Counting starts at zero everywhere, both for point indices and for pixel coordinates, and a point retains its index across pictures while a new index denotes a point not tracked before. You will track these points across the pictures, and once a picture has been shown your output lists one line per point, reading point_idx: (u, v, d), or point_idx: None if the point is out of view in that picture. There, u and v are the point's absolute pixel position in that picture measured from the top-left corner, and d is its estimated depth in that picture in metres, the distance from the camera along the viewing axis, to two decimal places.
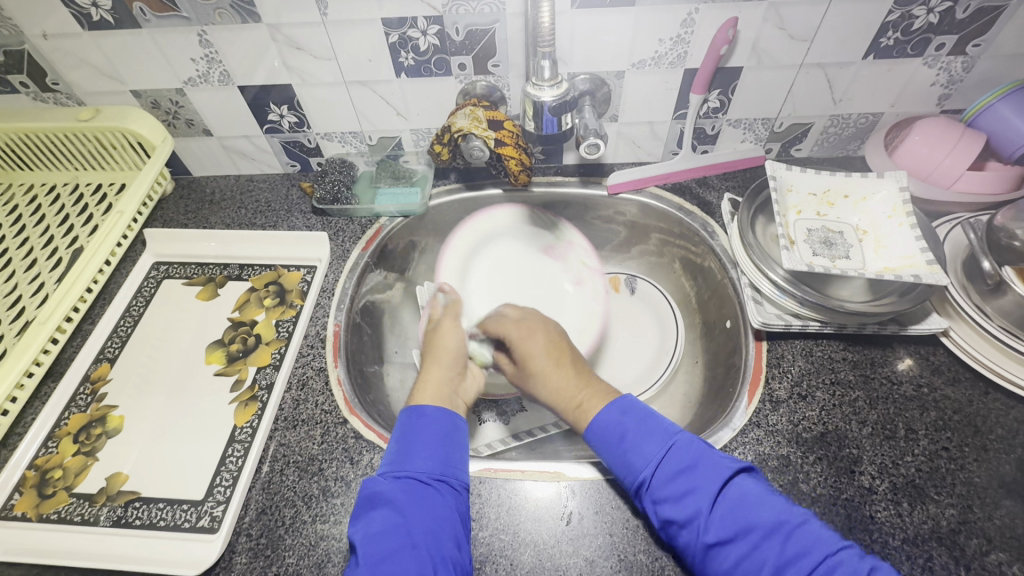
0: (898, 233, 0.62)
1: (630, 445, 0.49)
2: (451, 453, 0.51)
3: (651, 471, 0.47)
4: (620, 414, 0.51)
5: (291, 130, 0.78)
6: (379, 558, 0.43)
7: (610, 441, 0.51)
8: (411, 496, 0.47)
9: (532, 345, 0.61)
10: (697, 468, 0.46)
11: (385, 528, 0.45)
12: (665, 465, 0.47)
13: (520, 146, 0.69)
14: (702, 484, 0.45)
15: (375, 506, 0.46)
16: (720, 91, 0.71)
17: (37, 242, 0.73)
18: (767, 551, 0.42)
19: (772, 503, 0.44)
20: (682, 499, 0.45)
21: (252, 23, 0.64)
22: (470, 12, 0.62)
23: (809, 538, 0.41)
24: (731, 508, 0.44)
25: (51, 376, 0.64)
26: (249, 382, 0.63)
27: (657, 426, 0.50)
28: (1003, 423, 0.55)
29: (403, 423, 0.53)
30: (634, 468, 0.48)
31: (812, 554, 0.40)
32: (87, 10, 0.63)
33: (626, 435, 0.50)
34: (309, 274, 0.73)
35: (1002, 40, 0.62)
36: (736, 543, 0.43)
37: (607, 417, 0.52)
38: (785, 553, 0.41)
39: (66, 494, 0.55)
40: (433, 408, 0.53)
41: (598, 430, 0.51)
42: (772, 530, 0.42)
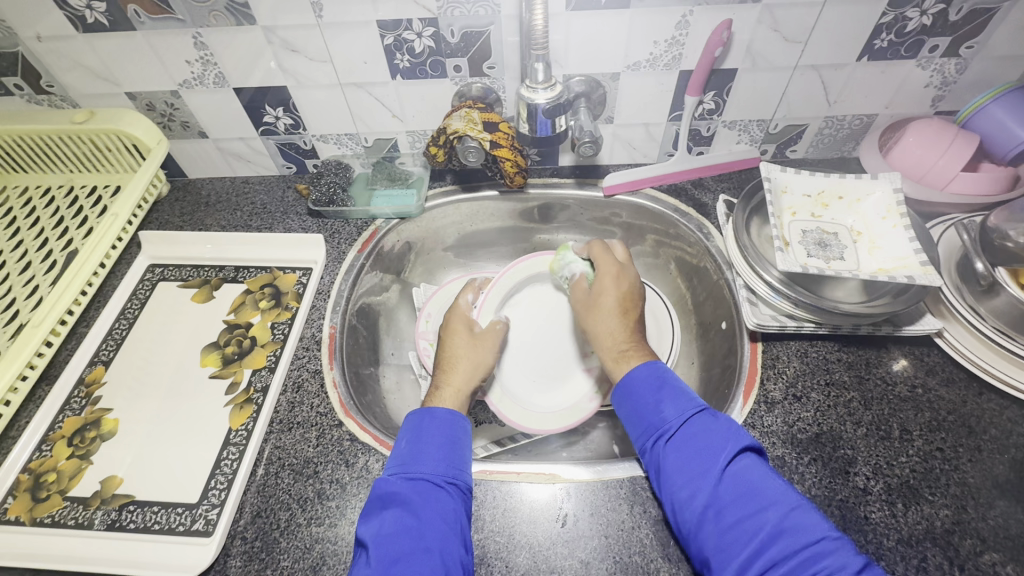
0: (892, 234, 0.62)
1: (663, 396, 0.52)
2: (459, 456, 0.52)
3: (677, 425, 0.50)
4: (661, 370, 0.54)
5: (286, 132, 0.78)
6: (392, 560, 0.44)
7: (646, 389, 0.53)
8: (421, 496, 0.48)
9: (613, 287, 0.62)
10: (719, 432, 0.48)
11: (398, 530, 0.45)
12: (690, 425, 0.50)
13: (515, 148, 0.70)
14: (720, 446, 0.47)
15: (387, 506, 0.47)
16: (715, 93, 0.71)
17: (32, 245, 0.73)
18: (767, 518, 0.43)
19: (778, 483, 0.45)
20: (699, 453, 0.48)
21: (247, 25, 0.64)
22: (465, 14, 0.62)
23: (807, 519, 0.43)
24: (743, 472, 0.46)
25: (45, 379, 0.64)
26: (245, 384, 0.63)
27: (688, 390, 0.53)
28: (997, 423, 0.55)
29: (414, 423, 0.54)
30: (662, 417, 0.51)
31: (809, 532, 0.41)
32: (81, 12, 0.63)
33: (663, 386, 0.53)
34: (305, 277, 0.73)
35: (996, 42, 0.63)
36: (739, 505, 0.44)
37: (654, 367, 0.55)
38: (784, 522, 0.42)
39: (60, 498, 0.55)
40: (444, 412, 0.55)
41: (641, 373, 0.55)
42: (776, 502, 0.44)
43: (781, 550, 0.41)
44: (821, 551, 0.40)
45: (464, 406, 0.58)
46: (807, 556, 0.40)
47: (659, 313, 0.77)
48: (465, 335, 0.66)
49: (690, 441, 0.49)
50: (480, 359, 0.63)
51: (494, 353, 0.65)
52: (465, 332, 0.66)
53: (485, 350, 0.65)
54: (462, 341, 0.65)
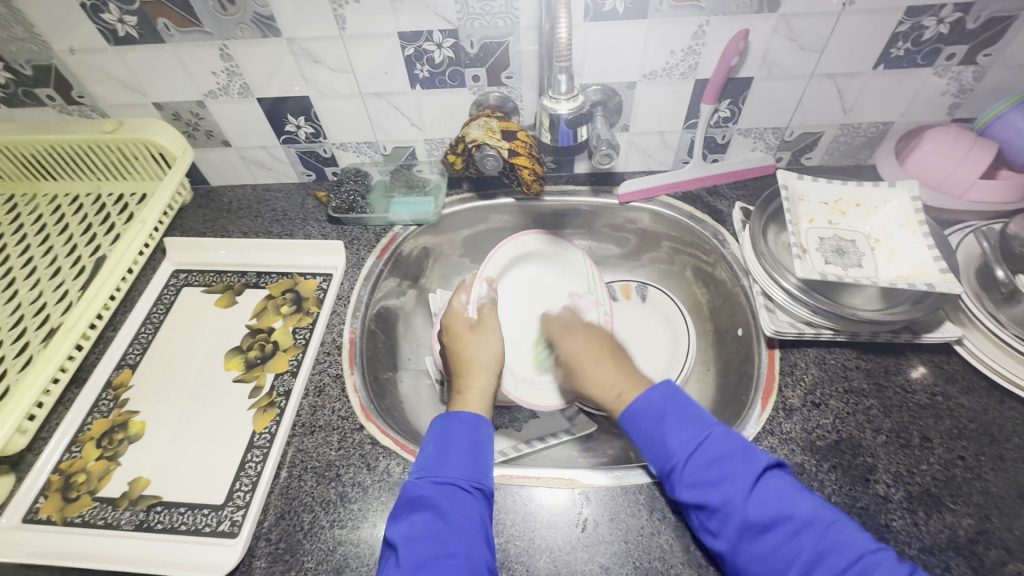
0: (911, 242, 0.62)
1: (666, 430, 0.52)
2: (484, 460, 0.53)
3: (687, 455, 0.50)
4: (663, 398, 0.55)
5: (307, 141, 0.80)
6: (419, 563, 0.44)
7: (648, 424, 0.54)
8: (449, 500, 0.48)
9: (576, 347, 0.67)
10: (734, 459, 0.48)
11: (428, 532, 0.46)
12: (702, 453, 0.49)
13: (533, 156, 0.71)
14: (738, 470, 0.47)
15: (417, 509, 0.48)
16: (731, 101, 0.71)
17: (61, 251, 0.75)
18: (803, 542, 0.43)
19: (806, 498, 0.46)
20: (718, 484, 0.47)
21: (272, 37, 0.65)
22: (485, 25, 0.63)
23: (845, 535, 0.43)
24: (769, 497, 0.46)
25: (75, 382, 0.66)
26: (268, 388, 0.64)
27: (697, 414, 0.53)
28: (1019, 432, 0.55)
29: (440, 427, 0.55)
30: (670, 450, 0.51)
31: (849, 549, 0.42)
32: (113, 26, 0.65)
33: (666, 417, 0.53)
34: (325, 282, 0.74)
35: (1013, 50, 0.63)
36: (774, 530, 0.44)
37: (650, 399, 0.55)
38: (822, 543, 0.43)
39: (90, 499, 0.56)
40: (470, 416, 0.56)
41: (638, 408, 0.55)
42: (808, 523, 0.44)
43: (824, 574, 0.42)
44: (864, 568, 0.41)
45: (488, 407, 0.60)
46: (853, 574, 0.41)
47: (675, 320, 0.78)
48: (467, 335, 0.66)
49: (709, 471, 0.48)
50: (486, 353, 0.65)
51: (496, 339, 0.67)
52: (465, 331, 0.67)
53: (490, 340, 0.66)
54: (466, 339, 0.66)
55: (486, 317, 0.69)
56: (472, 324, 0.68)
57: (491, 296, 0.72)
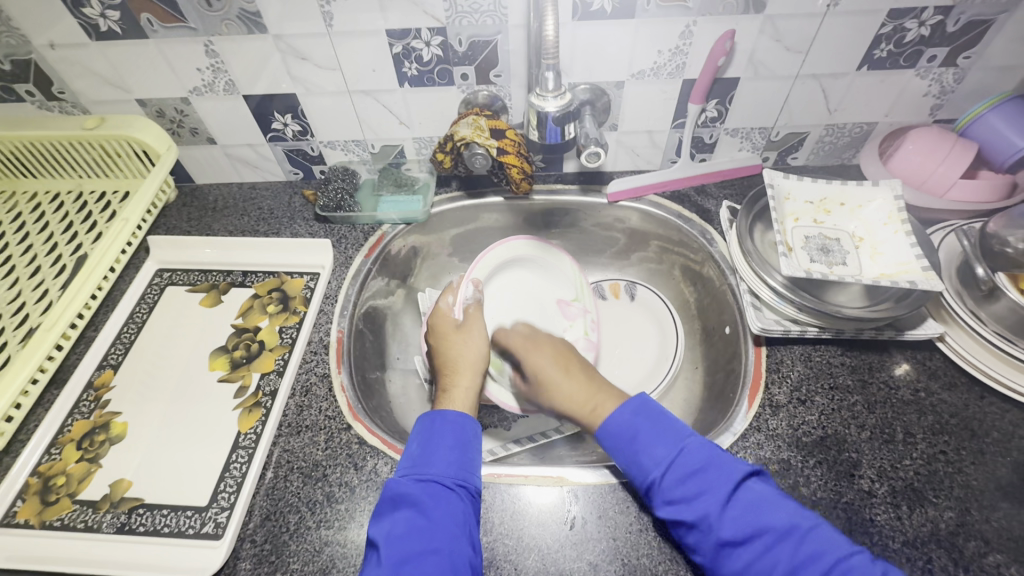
0: (894, 240, 0.63)
1: (640, 446, 0.51)
2: (469, 459, 0.52)
3: (661, 473, 0.49)
4: (631, 415, 0.53)
5: (294, 139, 0.79)
6: (401, 560, 0.44)
7: (623, 442, 0.52)
8: (432, 498, 0.48)
9: (539, 358, 0.65)
10: (708, 471, 0.47)
11: (409, 530, 0.46)
12: (677, 468, 0.48)
13: (522, 154, 0.71)
14: (712, 485, 0.47)
15: (400, 507, 0.47)
16: (718, 101, 0.72)
17: (41, 249, 0.74)
18: (780, 553, 0.43)
19: (782, 508, 0.45)
20: (693, 498, 0.46)
21: (258, 33, 0.65)
22: (473, 23, 0.63)
23: (821, 542, 0.43)
24: (744, 509, 0.45)
25: (55, 383, 0.64)
26: (253, 388, 0.63)
27: (670, 429, 0.51)
28: (999, 427, 0.55)
29: (425, 425, 0.54)
30: (645, 468, 0.50)
31: (825, 557, 0.42)
32: (95, 21, 0.64)
33: (637, 437, 0.52)
34: (312, 281, 0.74)
35: (991, 52, 0.64)
36: (750, 544, 0.44)
37: (619, 419, 0.54)
38: (797, 555, 0.42)
39: (69, 502, 0.55)
40: (455, 415, 0.55)
41: (611, 430, 0.54)
42: (783, 534, 0.43)
43: None
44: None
45: (472, 408, 0.59)
46: None
47: (664, 319, 0.79)
48: (454, 335, 0.66)
49: (684, 486, 0.47)
50: (469, 354, 0.64)
51: (482, 341, 0.66)
52: (451, 332, 0.66)
53: (476, 339, 0.66)
54: (452, 338, 0.65)
55: (471, 318, 0.69)
56: (458, 325, 0.67)
57: (477, 298, 0.72)
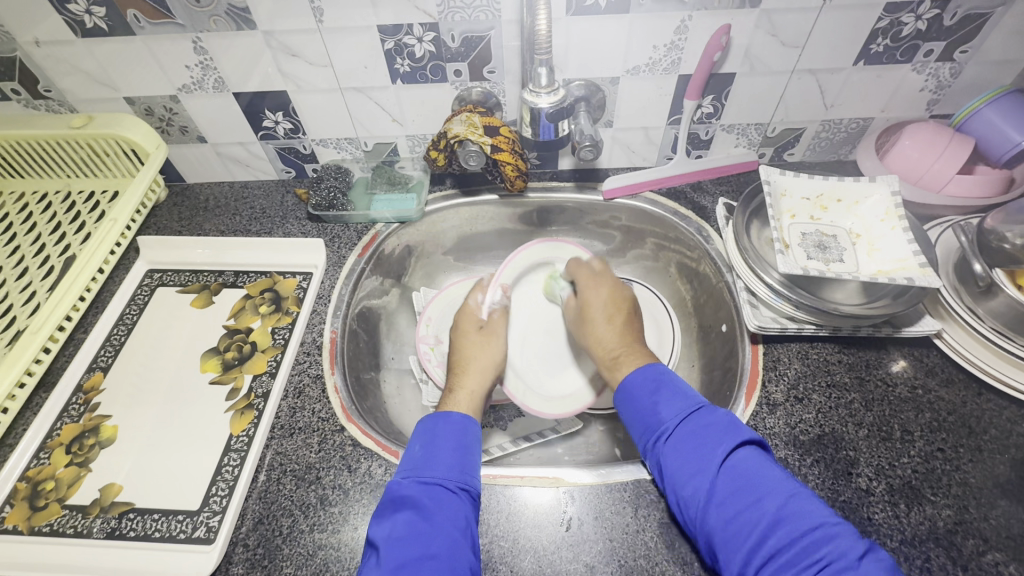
0: (891, 237, 0.62)
1: (659, 399, 0.53)
2: (471, 462, 0.52)
3: (674, 425, 0.51)
4: (658, 372, 0.56)
5: (286, 137, 0.78)
6: (399, 564, 0.43)
7: (642, 391, 0.55)
8: (432, 499, 0.48)
9: (595, 295, 0.68)
10: (716, 428, 0.49)
11: (409, 533, 0.45)
12: (686, 422, 0.50)
13: (516, 151, 0.70)
14: (715, 441, 0.48)
15: (400, 509, 0.47)
16: (714, 96, 0.71)
17: (29, 250, 0.73)
18: (766, 509, 0.43)
19: (779, 473, 0.46)
20: (696, 450, 0.48)
21: (247, 30, 0.64)
22: (465, 19, 0.62)
23: (808, 506, 0.43)
24: (741, 465, 0.46)
25: (43, 387, 0.63)
26: (245, 390, 0.62)
27: (688, 391, 0.53)
28: (997, 424, 0.55)
29: (427, 427, 0.54)
30: (659, 419, 0.52)
31: (810, 518, 0.42)
32: (80, 17, 0.62)
33: (661, 386, 0.54)
34: (305, 281, 0.73)
35: (989, 46, 0.64)
36: (741, 496, 0.44)
37: (643, 371, 0.56)
38: (783, 510, 0.43)
39: (58, 507, 0.54)
40: (459, 416, 0.55)
41: (635, 376, 0.56)
42: (774, 491, 0.44)
43: (778, 542, 0.42)
44: (819, 539, 0.41)
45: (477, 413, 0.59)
46: (810, 540, 0.41)
47: (661, 317, 0.78)
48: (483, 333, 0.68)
49: (690, 437, 0.49)
50: (488, 359, 0.65)
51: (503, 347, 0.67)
52: (472, 331, 0.68)
53: (495, 345, 0.66)
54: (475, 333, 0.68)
55: (494, 322, 0.70)
56: (481, 326, 0.69)
57: (503, 303, 0.72)
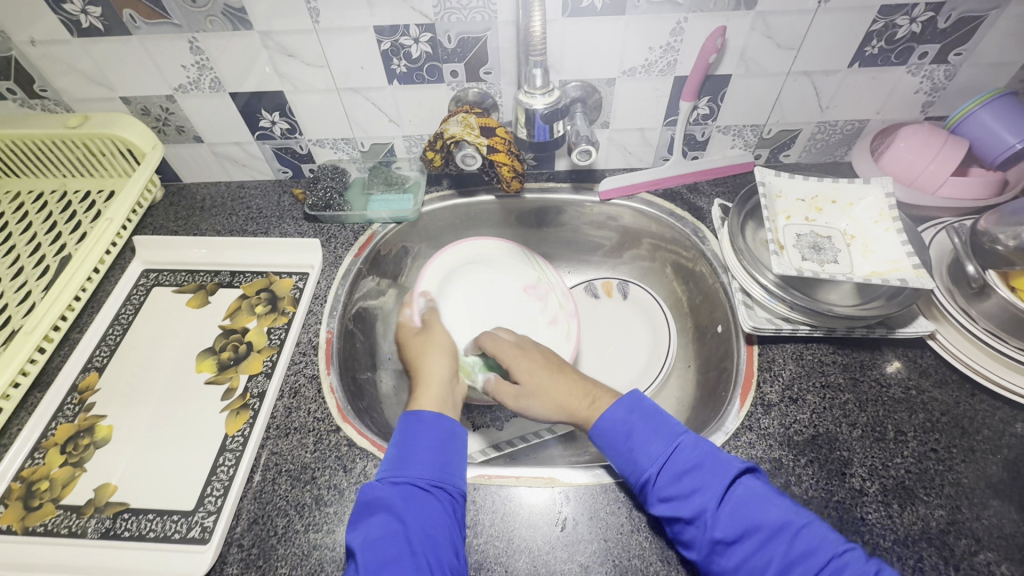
0: (885, 238, 0.63)
1: (634, 445, 0.51)
2: (447, 458, 0.52)
3: (656, 472, 0.49)
4: (627, 412, 0.54)
5: (283, 137, 0.78)
6: (380, 564, 0.43)
7: (618, 438, 0.52)
8: (407, 501, 0.48)
9: (524, 369, 0.62)
10: (702, 468, 0.48)
11: (385, 534, 0.45)
12: (670, 465, 0.49)
13: (512, 152, 0.70)
14: (706, 483, 0.47)
15: (374, 512, 0.47)
16: (710, 98, 0.71)
17: (24, 250, 0.73)
18: (774, 550, 0.43)
19: (778, 507, 0.45)
20: (688, 496, 0.47)
21: (243, 30, 0.64)
22: (462, 20, 0.62)
23: (815, 539, 0.43)
24: (738, 505, 0.45)
25: (38, 386, 0.63)
26: (241, 390, 0.62)
27: (664, 426, 0.52)
28: (989, 424, 0.56)
29: (403, 427, 0.54)
30: (638, 465, 0.50)
31: (820, 554, 0.42)
32: (76, 17, 0.62)
33: (632, 432, 0.52)
34: (301, 281, 0.73)
35: (983, 49, 0.64)
36: (745, 540, 0.44)
37: (615, 416, 0.54)
38: (792, 551, 0.43)
39: (52, 507, 0.54)
40: (431, 415, 0.54)
41: (606, 427, 0.53)
42: (778, 529, 0.44)
43: None
44: (835, 572, 0.41)
45: (448, 400, 0.59)
46: None
47: (656, 317, 0.78)
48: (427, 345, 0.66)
49: (679, 482, 0.48)
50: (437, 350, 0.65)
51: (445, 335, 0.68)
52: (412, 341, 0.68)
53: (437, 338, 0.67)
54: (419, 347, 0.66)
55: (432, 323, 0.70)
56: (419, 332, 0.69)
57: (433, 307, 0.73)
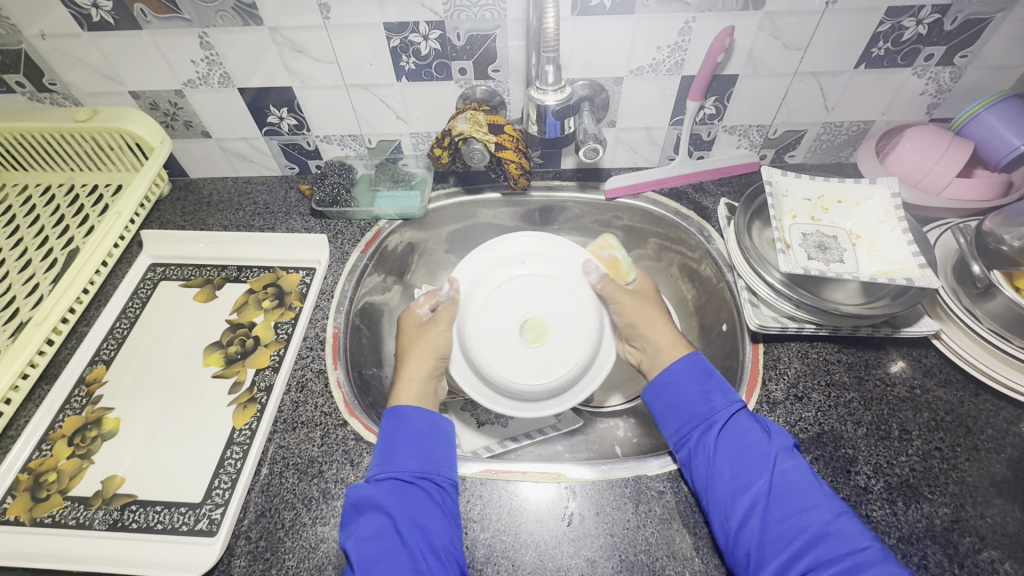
0: (890, 238, 0.63)
1: (709, 388, 0.57)
2: (429, 450, 0.54)
3: (726, 416, 0.54)
4: (706, 369, 0.59)
5: (290, 133, 0.79)
6: (372, 562, 0.45)
7: (693, 382, 0.57)
8: (394, 497, 0.50)
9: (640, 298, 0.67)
10: (763, 431, 0.52)
11: (376, 532, 0.47)
12: (736, 419, 0.54)
13: (520, 150, 0.70)
14: (768, 442, 0.51)
15: (363, 512, 0.48)
16: (716, 98, 0.72)
17: (32, 243, 0.73)
18: (813, 518, 0.47)
19: (821, 487, 0.49)
20: (748, 448, 0.51)
21: (254, 26, 0.64)
22: (472, 18, 0.63)
23: (850, 523, 0.47)
24: (790, 468, 0.50)
25: (46, 378, 0.63)
26: (248, 384, 0.62)
27: (730, 389, 0.57)
28: (993, 424, 0.56)
29: (386, 426, 0.55)
30: (710, 409, 0.55)
31: (854, 535, 0.45)
32: (87, 11, 0.63)
33: (709, 379, 0.57)
34: (308, 277, 0.73)
35: (988, 51, 0.64)
36: (791, 500, 0.48)
37: (697, 365, 0.59)
38: (829, 525, 0.46)
39: (60, 498, 0.54)
40: (410, 409, 0.56)
41: (688, 371, 0.58)
42: (823, 502, 0.48)
43: (826, 551, 0.45)
44: (866, 556, 0.44)
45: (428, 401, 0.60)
46: (851, 558, 0.44)
47: None
48: (417, 356, 0.63)
49: (742, 433, 0.52)
50: (430, 349, 0.63)
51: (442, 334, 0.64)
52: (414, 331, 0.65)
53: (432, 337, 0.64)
54: (415, 356, 0.63)
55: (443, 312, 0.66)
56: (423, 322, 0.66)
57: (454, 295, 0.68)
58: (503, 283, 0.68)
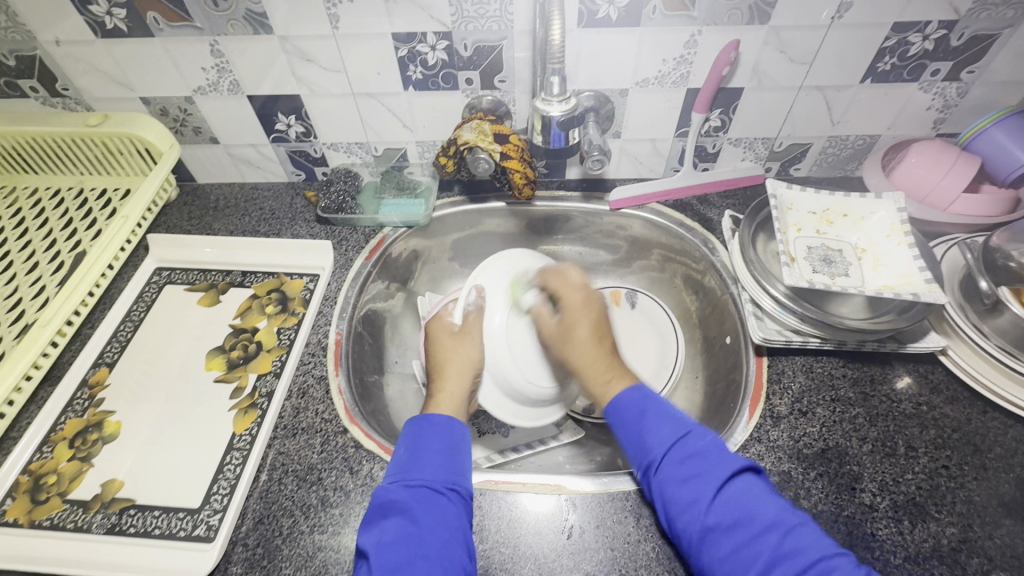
0: (896, 252, 0.63)
1: (646, 423, 0.51)
2: (459, 463, 0.52)
3: (662, 453, 0.49)
4: (641, 397, 0.54)
5: (298, 140, 0.79)
6: (391, 568, 0.43)
7: (628, 417, 0.53)
8: (422, 504, 0.47)
9: (579, 315, 0.60)
10: (706, 456, 0.48)
11: (399, 538, 0.45)
12: (677, 449, 0.49)
13: (525, 160, 0.70)
14: (709, 471, 0.47)
15: (388, 515, 0.46)
16: (722, 110, 0.72)
17: (40, 245, 0.74)
18: (763, 545, 0.42)
19: (774, 505, 0.45)
20: (688, 480, 0.47)
21: (264, 34, 0.65)
22: (478, 28, 0.63)
23: (806, 539, 0.42)
24: (736, 496, 0.45)
25: (49, 380, 0.64)
26: (249, 389, 0.63)
27: (675, 414, 0.52)
28: (1002, 442, 0.55)
29: (412, 430, 0.54)
30: (647, 446, 0.50)
31: (808, 553, 0.41)
32: (101, 18, 0.64)
33: (645, 413, 0.52)
34: (312, 283, 0.73)
35: (995, 67, 0.64)
36: (737, 530, 0.44)
37: (631, 396, 0.54)
38: (781, 547, 0.42)
39: (59, 501, 0.54)
40: (442, 419, 0.55)
41: (619, 405, 0.54)
42: (772, 525, 0.43)
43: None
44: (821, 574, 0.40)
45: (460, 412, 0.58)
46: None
47: (664, 328, 0.78)
48: (449, 370, 0.60)
49: (682, 466, 0.48)
50: (467, 360, 0.61)
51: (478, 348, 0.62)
52: (445, 338, 0.63)
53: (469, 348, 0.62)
54: (453, 373, 0.60)
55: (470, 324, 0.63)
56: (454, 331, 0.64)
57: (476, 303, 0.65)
58: (517, 287, 0.66)
